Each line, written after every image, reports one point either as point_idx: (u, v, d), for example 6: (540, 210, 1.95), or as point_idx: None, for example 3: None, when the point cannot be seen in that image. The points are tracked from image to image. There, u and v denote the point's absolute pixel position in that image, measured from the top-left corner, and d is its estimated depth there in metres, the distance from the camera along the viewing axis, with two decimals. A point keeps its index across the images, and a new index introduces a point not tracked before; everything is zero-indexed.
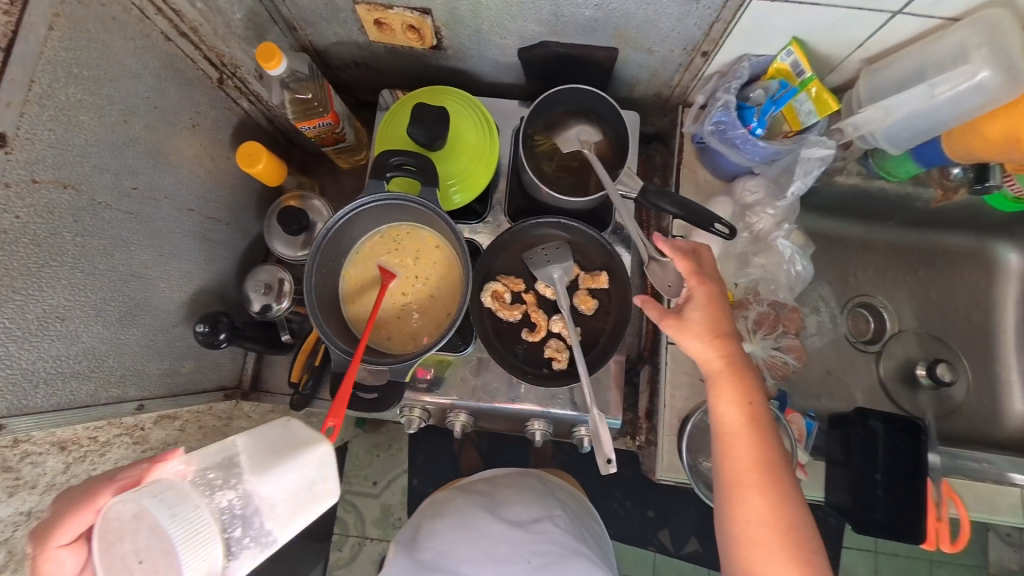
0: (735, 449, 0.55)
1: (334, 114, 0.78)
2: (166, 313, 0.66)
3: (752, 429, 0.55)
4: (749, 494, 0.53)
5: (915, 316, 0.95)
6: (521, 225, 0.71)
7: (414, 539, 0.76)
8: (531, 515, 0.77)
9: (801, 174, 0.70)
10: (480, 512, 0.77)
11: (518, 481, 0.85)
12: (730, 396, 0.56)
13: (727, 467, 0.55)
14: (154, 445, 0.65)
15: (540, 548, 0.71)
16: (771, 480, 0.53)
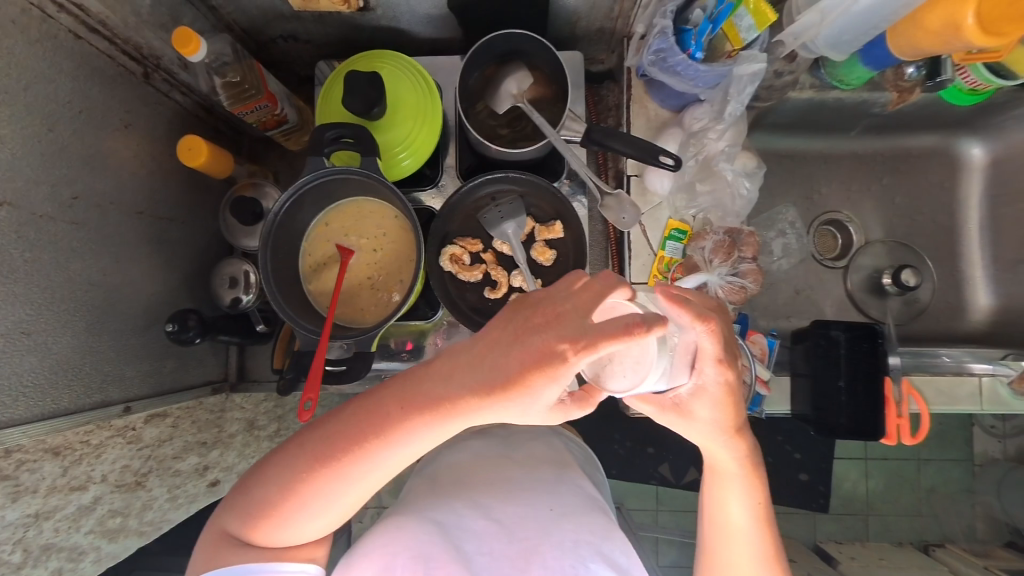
0: (737, 522, 0.61)
1: (269, 94, 0.76)
2: (135, 317, 0.68)
3: (759, 497, 0.60)
4: (743, 561, 0.61)
5: (881, 226, 0.95)
6: (470, 185, 0.69)
7: (429, 474, 0.79)
8: (551, 477, 0.75)
9: (735, 94, 0.69)
10: (500, 462, 0.78)
11: (532, 430, 0.87)
12: (739, 477, 0.60)
13: (722, 535, 0.62)
14: (149, 443, 0.69)
15: (563, 500, 0.71)
16: (765, 540, 0.60)
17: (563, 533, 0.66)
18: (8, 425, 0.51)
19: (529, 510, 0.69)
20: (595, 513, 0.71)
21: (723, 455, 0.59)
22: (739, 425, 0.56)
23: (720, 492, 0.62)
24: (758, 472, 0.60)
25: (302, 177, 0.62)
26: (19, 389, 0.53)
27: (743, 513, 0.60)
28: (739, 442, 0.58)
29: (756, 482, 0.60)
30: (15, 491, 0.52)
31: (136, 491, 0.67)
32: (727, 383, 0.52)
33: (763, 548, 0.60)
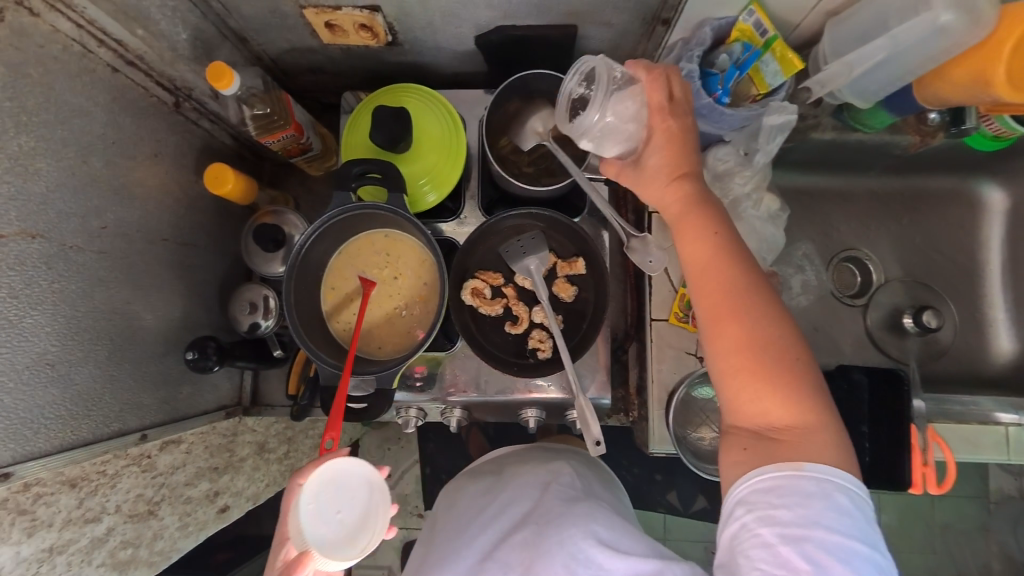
0: (722, 303, 0.53)
1: (296, 124, 0.77)
2: (155, 344, 0.68)
3: (714, 263, 0.54)
4: (728, 317, 0.52)
5: (900, 264, 0.94)
6: (493, 219, 0.69)
7: (439, 529, 0.78)
8: (530, 495, 0.71)
9: (764, 140, 0.70)
10: (484, 497, 0.75)
11: (524, 454, 0.82)
12: (702, 237, 0.56)
13: (708, 299, 0.54)
14: (162, 470, 0.68)
15: (548, 508, 0.67)
16: (755, 347, 0.51)
17: (549, 542, 0.62)
18: (25, 458, 0.51)
19: (519, 540, 0.65)
20: (578, 505, 0.67)
21: (686, 238, 0.56)
22: (680, 147, 0.58)
23: (701, 294, 0.55)
24: (707, 207, 0.57)
25: (328, 212, 0.63)
26: (39, 422, 0.52)
27: (710, 270, 0.54)
28: (689, 210, 0.57)
29: (735, 275, 0.53)
30: (31, 525, 0.52)
31: (148, 521, 0.66)
32: (674, 133, 0.58)
33: (754, 327, 0.51)
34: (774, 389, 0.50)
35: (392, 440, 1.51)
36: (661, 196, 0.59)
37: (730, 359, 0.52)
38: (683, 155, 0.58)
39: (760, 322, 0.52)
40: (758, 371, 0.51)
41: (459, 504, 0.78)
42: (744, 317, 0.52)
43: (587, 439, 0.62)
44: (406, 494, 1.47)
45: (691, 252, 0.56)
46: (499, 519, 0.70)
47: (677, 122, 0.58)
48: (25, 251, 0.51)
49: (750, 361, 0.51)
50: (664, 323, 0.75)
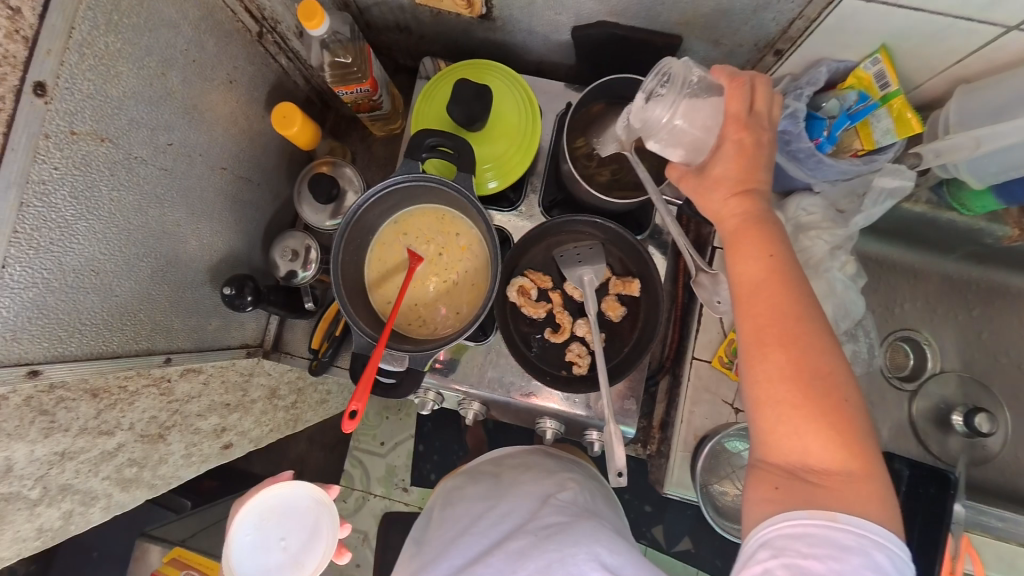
0: (770, 328, 0.46)
1: (372, 80, 0.74)
2: (194, 272, 0.67)
3: (768, 280, 0.48)
4: (778, 343, 0.45)
5: (961, 356, 0.89)
6: (555, 221, 0.67)
7: (432, 529, 0.76)
8: (529, 505, 0.68)
9: (868, 203, 0.68)
10: (484, 502, 0.72)
11: (528, 460, 0.80)
12: (758, 252, 0.49)
13: (754, 320, 0.47)
14: (178, 397, 0.67)
15: (546, 521, 0.64)
16: (805, 381, 0.44)
17: (547, 558, 0.58)
18: (56, 359, 0.50)
19: (515, 548, 0.61)
20: (581, 523, 0.63)
21: (740, 252, 0.50)
22: (748, 153, 0.51)
23: (746, 312, 0.48)
24: (769, 227, 0.50)
25: (392, 177, 0.61)
26: (77, 328, 0.52)
27: (758, 289, 0.48)
28: (750, 221, 0.50)
29: (790, 298, 0.47)
30: (49, 427, 0.51)
31: (156, 444, 0.66)
32: (744, 144, 0.51)
33: (806, 357, 0.45)
34: (821, 430, 0.43)
35: (392, 409, 1.50)
36: (719, 200, 0.52)
37: (774, 389, 0.45)
38: (752, 168, 0.51)
39: (811, 353, 0.45)
40: (804, 406, 0.44)
41: (455, 509, 0.75)
42: (797, 346, 0.45)
43: (609, 469, 0.59)
44: (394, 466, 1.47)
45: (743, 266, 0.49)
46: (494, 528, 0.67)
47: (751, 133, 0.51)
48: (93, 153, 0.50)
49: (795, 393, 0.44)
50: (705, 364, 0.73)
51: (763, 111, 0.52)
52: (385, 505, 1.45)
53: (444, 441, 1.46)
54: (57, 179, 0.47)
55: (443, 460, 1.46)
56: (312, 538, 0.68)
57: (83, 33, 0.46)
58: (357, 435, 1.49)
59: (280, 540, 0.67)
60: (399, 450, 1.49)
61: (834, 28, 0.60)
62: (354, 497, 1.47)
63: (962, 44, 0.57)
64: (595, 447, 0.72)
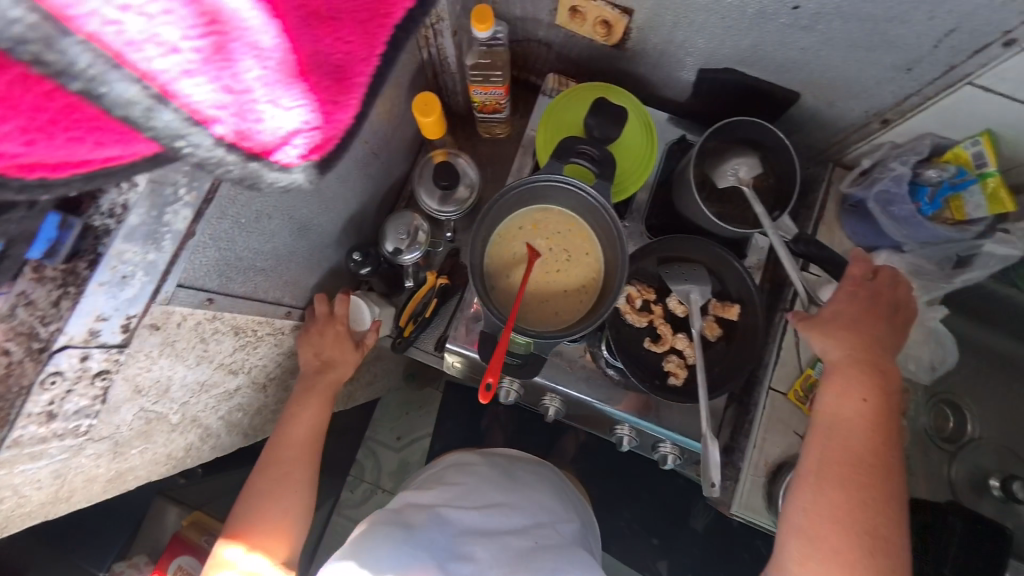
0: (846, 472, 0.56)
1: (507, 85, 0.82)
2: (323, 232, 0.70)
3: (871, 429, 0.58)
4: (855, 474, 0.56)
5: (991, 424, 0.95)
6: (671, 238, 0.73)
7: (440, 476, 0.91)
8: (535, 514, 0.86)
9: (979, 266, 0.74)
10: (499, 494, 0.87)
11: (536, 470, 0.98)
12: (871, 420, 0.58)
13: (837, 451, 0.58)
14: (284, 351, 0.69)
15: (542, 532, 0.83)
16: (848, 522, 0.55)
17: (543, 560, 0.77)
18: (224, 292, 0.52)
19: (518, 541, 0.80)
20: (574, 548, 0.83)
21: (838, 386, 0.60)
22: (856, 347, 0.60)
23: (831, 445, 0.58)
24: (866, 383, 0.59)
25: (538, 175, 0.66)
26: (244, 264, 0.54)
27: (849, 442, 0.58)
28: (870, 385, 0.59)
29: (886, 484, 0.56)
30: (203, 356, 0.52)
31: (260, 393, 0.68)
32: (880, 329, 0.61)
33: (877, 500, 0.55)
34: (865, 562, 0.53)
35: (412, 406, 1.59)
36: (830, 362, 0.62)
37: (820, 520, 0.56)
38: (870, 307, 0.62)
39: (871, 495, 0.55)
40: (844, 531, 0.55)
41: (469, 481, 0.88)
42: (872, 484, 0.56)
43: (703, 480, 0.63)
44: (408, 461, 1.55)
45: (855, 454, 0.57)
46: (501, 514, 0.83)
47: (874, 336, 0.61)
48: None
49: (848, 521, 0.55)
50: (781, 396, 0.78)
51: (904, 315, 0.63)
52: None
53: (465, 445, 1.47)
54: None
55: None
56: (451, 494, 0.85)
57: None
58: (377, 425, 1.58)
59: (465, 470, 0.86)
60: (415, 446, 1.56)
61: (951, 105, 0.68)
62: (361, 489, 1.53)
63: None
64: (671, 461, 0.76)
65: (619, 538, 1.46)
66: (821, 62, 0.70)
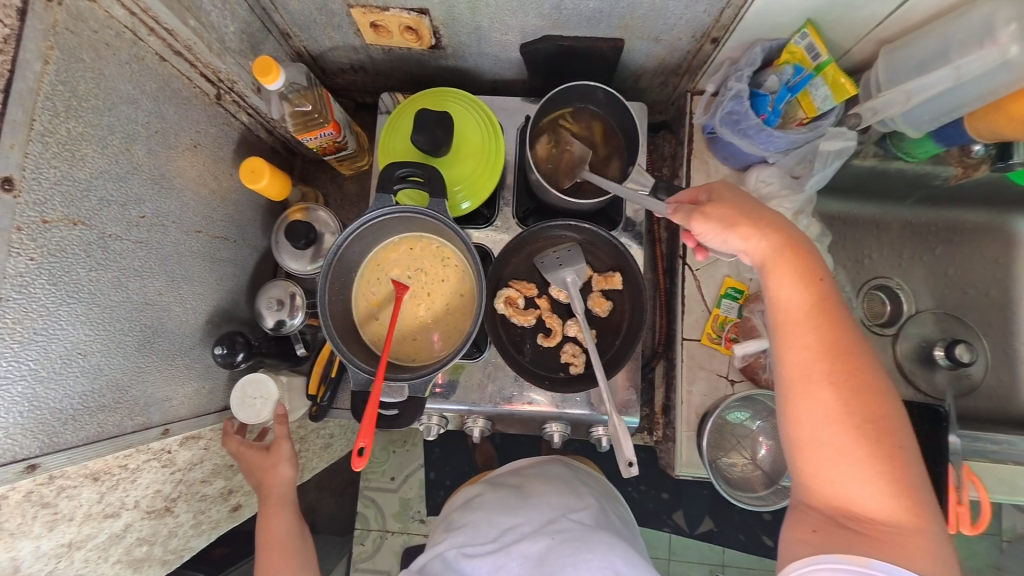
0: (816, 367, 0.45)
1: (334, 123, 0.75)
2: (180, 338, 0.66)
3: (826, 313, 0.47)
4: (825, 366, 0.45)
5: (931, 295, 0.92)
6: (531, 230, 0.68)
7: (450, 521, 0.78)
8: (546, 513, 0.70)
9: (820, 166, 0.69)
10: (505, 515, 0.71)
11: (546, 471, 0.81)
12: (818, 305, 0.47)
13: (795, 350, 0.47)
14: (181, 466, 0.66)
15: (560, 527, 0.67)
16: (852, 421, 0.43)
17: (563, 561, 0.61)
18: (53, 449, 0.49)
19: (533, 551, 0.64)
20: (597, 533, 0.66)
21: (777, 279, 0.49)
22: (778, 232, 0.50)
23: (793, 347, 0.47)
24: (807, 254, 0.49)
25: (367, 213, 0.61)
26: (67, 414, 0.51)
27: (808, 334, 0.46)
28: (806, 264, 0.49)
29: (861, 364, 0.45)
30: (52, 519, 0.51)
31: (164, 518, 0.65)
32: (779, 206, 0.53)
33: (862, 382, 0.44)
34: (877, 458, 0.43)
35: (397, 442, 1.48)
36: (755, 254, 0.50)
37: (820, 430, 0.44)
38: (758, 190, 0.54)
39: (851, 383, 0.44)
40: (845, 433, 0.44)
41: (474, 514, 0.74)
42: (849, 370, 0.45)
43: (620, 460, 0.60)
44: (407, 499, 1.45)
45: (816, 344, 0.46)
46: (511, 533, 0.68)
47: (778, 215, 0.52)
48: (67, 238, 0.49)
49: (842, 421, 0.44)
50: (695, 343, 0.75)
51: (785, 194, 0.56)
52: (404, 539, 1.43)
53: (454, 467, 1.45)
54: (34, 269, 0.46)
55: (456, 484, 1.44)
56: (467, 524, 0.73)
57: (44, 122, 0.46)
58: (366, 474, 1.47)
59: (466, 494, 0.83)
60: (411, 481, 1.46)
61: (762, 10, 0.61)
62: (371, 538, 1.44)
63: (875, 11, 0.60)
64: (604, 442, 0.75)
65: (632, 505, 1.34)
66: (625, 4, 0.64)
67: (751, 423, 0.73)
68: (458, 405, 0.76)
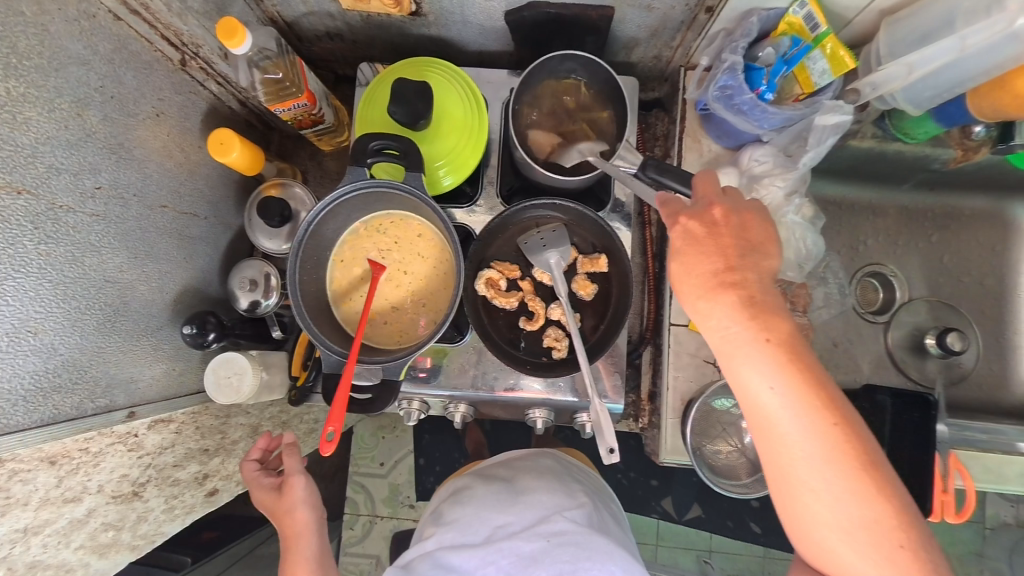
0: (806, 471, 0.42)
1: (309, 93, 0.71)
2: (146, 317, 0.63)
3: (810, 408, 0.42)
4: (816, 464, 0.42)
5: (924, 282, 0.90)
6: (513, 210, 0.66)
7: (439, 514, 0.76)
8: (539, 510, 0.68)
9: (814, 143, 0.65)
10: (497, 512, 0.69)
11: (536, 464, 0.80)
12: (794, 400, 0.43)
13: (785, 453, 0.43)
14: (150, 450, 0.64)
15: (555, 526, 0.65)
16: (852, 519, 0.41)
17: (558, 567, 0.60)
18: (2, 432, 0.47)
19: (526, 551, 0.62)
20: (591, 535, 0.65)
21: (748, 374, 0.44)
22: (740, 315, 0.45)
23: (779, 450, 0.43)
24: (776, 338, 0.44)
25: (339, 188, 0.58)
26: (17, 395, 0.48)
27: (786, 436, 0.43)
28: (775, 349, 0.44)
29: (856, 457, 0.42)
30: (4, 503, 0.49)
31: (132, 503, 0.63)
32: (746, 266, 0.46)
33: (849, 477, 0.41)
34: (886, 552, 0.41)
35: (387, 428, 1.46)
36: (723, 347, 0.46)
37: (818, 531, 0.43)
38: (724, 249, 0.47)
39: (840, 479, 0.42)
40: (847, 531, 0.42)
41: (462, 512, 0.71)
42: (840, 465, 0.42)
43: (601, 446, 0.59)
44: (397, 484, 1.45)
45: (806, 443, 0.42)
46: (500, 531, 0.66)
47: (745, 287, 0.45)
48: (10, 207, 0.46)
49: (841, 519, 0.42)
50: (683, 329, 0.73)
51: (759, 227, 0.48)
52: (393, 524, 1.43)
53: (444, 453, 1.44)
54: None
55: (446, 470, 1.44)
56: (456, 523, 0.70)
57: None
58: (355, 460, 1.46)
59: (454, 487, 0.81)
60: (401, 467, 1.46)
61: None
62: (361, 522, 1.44)
63: None
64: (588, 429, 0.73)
65: (622, 492, 1.34)
66: None
67: (736, 410, 0.71)
68: (437, 389, 0.74)
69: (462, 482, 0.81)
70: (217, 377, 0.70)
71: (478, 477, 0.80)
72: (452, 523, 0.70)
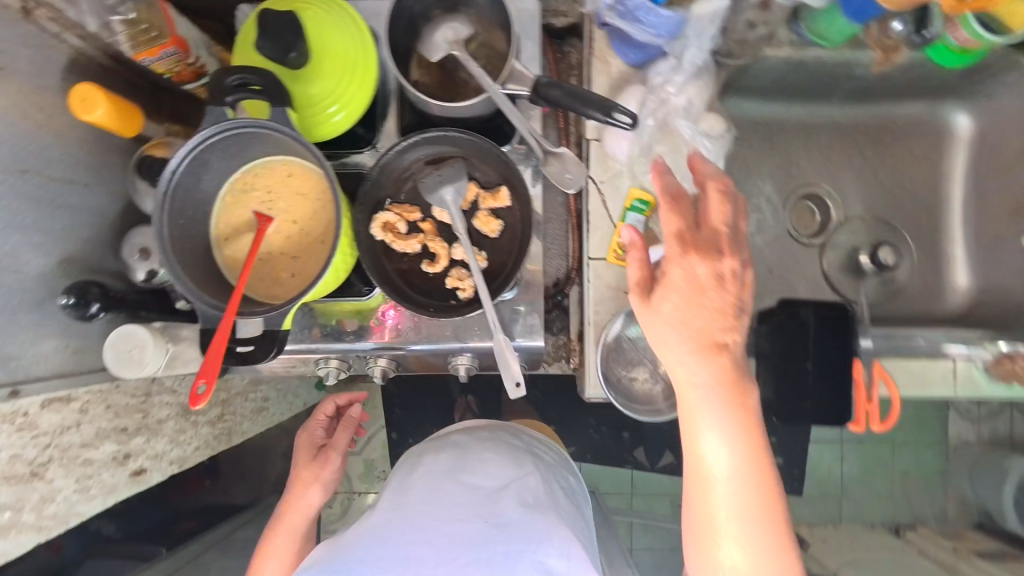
0: (702, 395, 0.52)
1: (177, 39, 0.66)
2: (18, 289, 0.60)
3: (713, 348, 0.52)
4: (709, 392, 0.51)
5: (861, 200, 0.87)
6: (402, 147, 0.62)
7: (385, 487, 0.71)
8: (488, 488, 0.64)
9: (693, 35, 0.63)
10: (440, 483, 0.64)
11: (494, 437, 0.78)
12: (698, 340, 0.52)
13: (689, 381, 0.52)
14: (46, 430, 0.61)
15: (501, 509, 0.60)
16: (732, 440, 0.51)
17: (495, 549, 0.55)
18: None
19: (463, 527, 0.57)
20: (539, 517, 0.61)
21: (666, 322, 0.53)
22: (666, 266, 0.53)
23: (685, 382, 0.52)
24: (699, 286, 0.52)
25: (200, 130, 0.54)
26: None
27: (691, 373, 0.52)
28: (691, 294, 0.52)
29: (742, 395, 0.51)
30: None
31: (33, 484, 0.61)
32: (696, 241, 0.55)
33: (734, 409, 0.51)
34: (750, 474, 0.50)
35: None
36: (646, 296, 0.54)
37: (704, 453, 0.52)
38: (680, 236, 0.54)
39: (728, 409, 0.51)
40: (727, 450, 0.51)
41: (413, 492, 0.64)
42: (730, 396, 0.51)
43: (508, 381, 0.58)
44: (370, 459, 1.44)
45: (703, 375, 0.51)
46: (443, 504, 0.60)
47: (679, 255, 0.54)
48: None
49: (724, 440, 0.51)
50: (602, 263, 0.70)
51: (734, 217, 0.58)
52: (369, 498, 1.43)
53: (414, 423, 1.43)
54: None
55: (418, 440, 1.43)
56: (396, 494, 0.65)
57: None
58: None
59: (406, 461, 0.77)
60: (373, 441, 1.45)
61: None
62: (338, 501, 1.44)
63: None
64: None
65: (593, 446, 1.34)
66: None
67: None
68: (349, 344, 0.71)
69: (406, 462, 0.77)
70: (116, 351, 0.67)
71: (425, 451, 0.76)
72: (392, 496, 0.65)
